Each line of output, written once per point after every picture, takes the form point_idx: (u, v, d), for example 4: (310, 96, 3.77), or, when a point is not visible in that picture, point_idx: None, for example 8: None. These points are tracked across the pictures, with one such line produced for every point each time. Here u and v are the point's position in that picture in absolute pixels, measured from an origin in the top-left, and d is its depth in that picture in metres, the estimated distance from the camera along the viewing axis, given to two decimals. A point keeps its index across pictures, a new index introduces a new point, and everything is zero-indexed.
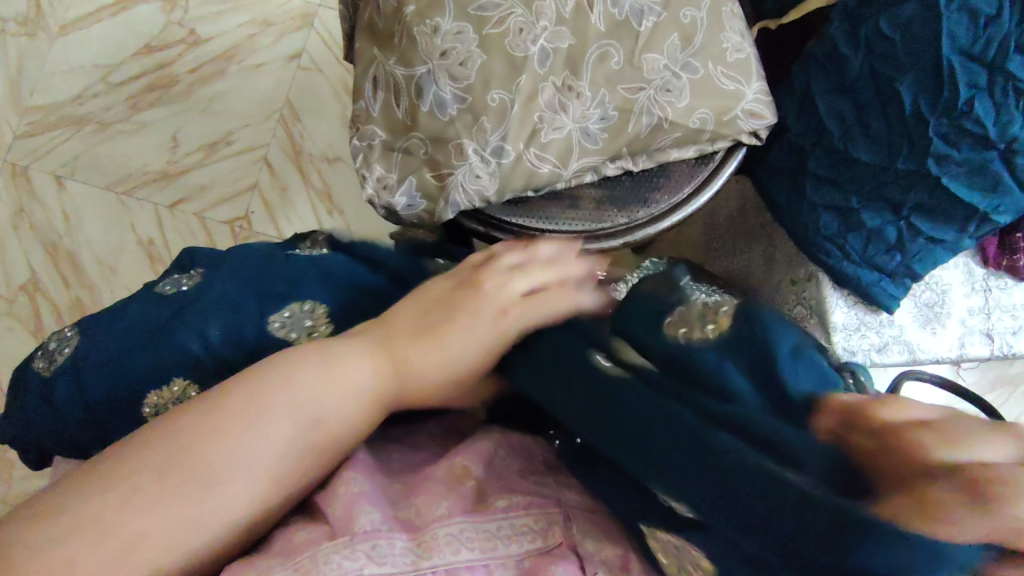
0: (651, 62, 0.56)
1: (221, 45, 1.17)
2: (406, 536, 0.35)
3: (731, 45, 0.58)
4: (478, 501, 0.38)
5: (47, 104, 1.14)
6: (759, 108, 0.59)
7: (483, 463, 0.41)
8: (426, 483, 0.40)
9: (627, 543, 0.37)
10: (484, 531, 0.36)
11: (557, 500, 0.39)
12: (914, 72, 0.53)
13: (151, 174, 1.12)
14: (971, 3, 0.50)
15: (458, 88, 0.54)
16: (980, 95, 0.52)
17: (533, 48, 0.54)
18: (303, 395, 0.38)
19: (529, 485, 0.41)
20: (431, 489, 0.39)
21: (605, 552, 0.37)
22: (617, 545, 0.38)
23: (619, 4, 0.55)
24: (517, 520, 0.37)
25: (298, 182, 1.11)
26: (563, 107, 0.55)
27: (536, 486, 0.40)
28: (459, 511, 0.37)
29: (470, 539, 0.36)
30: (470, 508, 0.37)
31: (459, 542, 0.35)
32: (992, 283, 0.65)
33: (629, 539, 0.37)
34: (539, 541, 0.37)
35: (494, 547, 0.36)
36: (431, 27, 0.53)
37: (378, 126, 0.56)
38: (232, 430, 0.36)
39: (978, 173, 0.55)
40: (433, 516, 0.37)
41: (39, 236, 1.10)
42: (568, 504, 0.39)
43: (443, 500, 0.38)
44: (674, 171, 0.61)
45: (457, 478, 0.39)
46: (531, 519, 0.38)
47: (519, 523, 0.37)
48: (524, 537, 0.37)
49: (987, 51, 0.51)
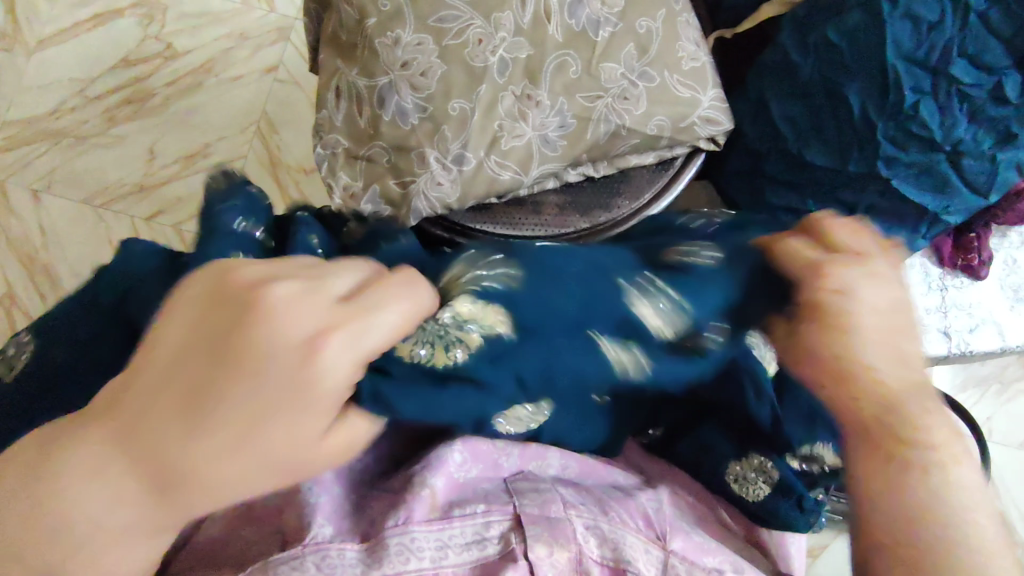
0: (608, 72, 0.57)
1: (198, 58, 1.18)
2: (356, 546, 0.38)
3: (685, 54, 0.60)
4: (436, 510, 0.41)
5: (22, 118, 1.14)
6: (715, 115, 0.61)
7: (444, 475, 0.42)
8: (385, 496, 0.42)
9: (582, 523, 0.42)
10: (437, 540, 0.39)
11: (511, 507, 0.41)
12: (860, 79, 0.55)
13: (131, 188, 1.13)
14: (913, 10, 0.52)
15: (419, 98, 0.55)
16: (925, 99, 0.53)
17: (492, 58, 0.55)
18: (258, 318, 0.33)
19: (488, 494, 0.43)
20: (389, 502, 0.41)
21: (556, 556, 0.39)
22: (567, 547, 0.40)
23: (575, 16, 0.56)
24: (470, 527, 0.40)
25: (275, 192, 1.14)
26: (522, 115, 0.56)
27: (492, 496, 0.43)
28: (414, 520, 0.39)
29: (421, 547, 0.38)
30: (426, 516, 0.40)
31: (409, 552, 0.38)
32: (949, 282, 0.68)
33: (587, 526, 0.42)
34: (491, 546, 0.40)
35: (444, 555, 0.38)
36: (391, 39, 0.54)
37: (342, 135, 0.57)
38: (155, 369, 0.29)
39: (927, 174, 0.56)
40: (386, 526, 0.39)
41: (15, 250, 1.10)
42: (523, 509, 0.41)
43: (398, 510, 0.40)
44: (635, 177, 0.63)
45: (412, 488, 0.41)
46: (486, 525, 0.40)
47: (471, 529, 0.40)
48: (477, 544, 0.40)
49: (931, 55, 0.52)
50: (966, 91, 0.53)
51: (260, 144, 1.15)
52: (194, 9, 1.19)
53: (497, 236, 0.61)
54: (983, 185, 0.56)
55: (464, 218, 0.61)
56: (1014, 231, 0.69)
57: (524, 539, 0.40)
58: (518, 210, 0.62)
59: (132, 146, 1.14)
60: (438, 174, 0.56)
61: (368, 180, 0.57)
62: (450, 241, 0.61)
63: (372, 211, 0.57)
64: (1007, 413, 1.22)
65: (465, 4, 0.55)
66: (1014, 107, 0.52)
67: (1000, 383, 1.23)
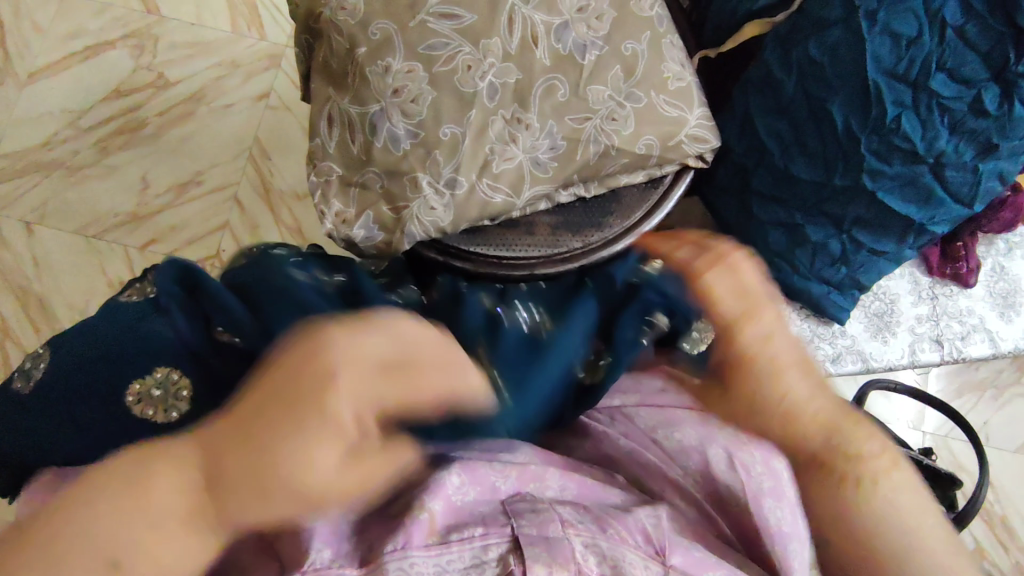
0: (596, 94, 0.58)
1: (189, 87, 1.19)
2: (355, 570, 0.40)
3: (671, 74, 0.61)
4: (434, 534, 0.43)
5: (14, 151, 1.15)
6: (702, 133, 0.62)
7: (443, 497, 0.45)
8: (386, 520, 0.44)
9: (581, 542, 0.44)
10: (435, 564, 0.41)
11: (509, 530, 0.44)
12: (842, 94, 0.56)
13: (124, 217, 1.13)
14: (892, 27, 0.53)
15: (410, 124, 0.56)
16: (906, 113, 0.54)
17: (481, 83, 0.56)
18: (291, 456, 0.37)
19: (487, 519, 0.45)
20: (388, 527, 0.43)
21: None
22: (566, 567, 0.42)
23: (562, 40, 0.58)
24: (469, 551, 0.43)
25: (269, 219, 1.14)
26: (513, 138, 0.57)
27: (494, 519, 0.45)
28: (413, 546, 0.41)
29: (420, 572, 0.40)
30: (425, 541, 0.42)
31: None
32: (938, 290, 0.68)
33: (584, 544, 0.44)
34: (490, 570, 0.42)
35: None
36: (382, 67, 0.56)
37: (335, 161, 0.58)
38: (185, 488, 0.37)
39: (912, 186, 0.57)
40: (384, 551, 0.41)
41: (7, 283, 1.10)
42: (522, 531, 0.43)
43: (395, 536, 0.41)
44: (626, 196, 0.64)
45: (412, 511, 0.43)
46: (485, 549, 0.43)
47: (470, 553, 0.43)
48: (476, 567, 0.42)
49: (910, 71, 0.53)
50: (945, 105, 0.54)
51: (252, 170, 1.16)
52: (186, 40, 1.20)
53: (491, 258, 0.61)
54: (966, 195, 0.57)
55: (459, 242, 0.61)
56: (1000, 239, 0.70)
57: (522, 561, 0.42)
58: (511, 232, 0.62)
59: (125, 175, 1.15)
60: (431, 200, 0.56)
61: (361, 206, 0.57)
62: (445, 264, 0.62)
63: (368, 237, 0.57)
64: (1004, 418, 1.23)
65: (453, 31, 0.56)
66: (991, 118, 0.53)
67: (994, 388, 1.24)
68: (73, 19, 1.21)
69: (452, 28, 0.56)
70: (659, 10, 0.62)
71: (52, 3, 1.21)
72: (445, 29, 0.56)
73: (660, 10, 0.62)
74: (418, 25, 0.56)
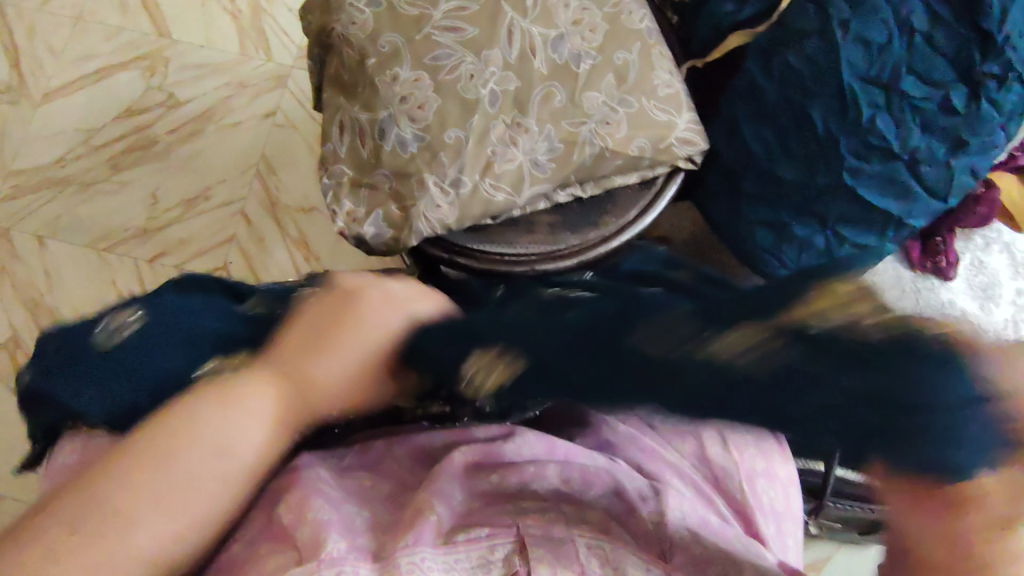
0: (590, 100, 0.62)
1: (199, 107, 1.23)
2: (368, 565, 0.39)
3: (661, 82, 0.65)
4: (442, 535, 0.43)
5: (28, 168, 1.19)
6: (691, 136, 0.66)
7: (447, 502, 0.45)
8: (396, 521, 0.43)
9: (588, 544, 0.44)
10: (443, 563, 0.41)
11: (515, 531, 0.44)
12: (820, 97, 0.60)
13: (134, 231, 1.16)
14: (864, 34, 0.57)
15: (417, 129, 0.59)
16: (881, 113, 0.58)
17: (483, 91, 0.60)
18: (244, 433, 0.41)
19: (493, 518, 0.45)
20: (399, 527, 0.43)
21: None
22: (571, 568, 0.42)
23: (558, 51, 0.62)
24: (476, 551, 0.42)
25: (275, 232, 1.17)
26: (513, 141, 0.61)
27: (499, 519, 0.45)
28: (423, 542, 0.41)
29: (429, 568, 0.40)
30: (434, 540, 0.42)
31: (417, 568, 0.40)
32: (921, 285, 0.72)
33: (590, 546, 0.44)
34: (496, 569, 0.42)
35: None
36: (391, 76, 0.60)
37: (346, 165, 0.61)
38: (192, 470, 0.39)
39: (889, 181, 0.61)
40: (396, 548, 0.40)
41: (19, 295, 1.13)
42: (527, 532, 0.44)
43: (407, 533, 0.42)
44: (621, 196, 0.67)
45: (422, 511, 0.43)
46: (491, 549, 0.43)
47: (476, 553, 0.42)
48: (481, 568, 0.42)
49: (882, 75, 0.57)
50: (917, 105, 0.57)
51: (259, 186, 1.19)
52: (195, 61, 1.25)
53: (494, 255, 0.65)
54: (941, 189, 0.61)
55: (464, 240, 0.64)
56: (977, 235, 0.74)
57: (526, 561, 0.42)
58: (512, 230, 0.65)
59: (136, 191, 1.18)
60: (436, 198, 0.59)
61: (371, 205, 0.60)
62: (450, 261, 0.65)
63: (377, 235, 0.60)
64: None
65: (457, 43, 0.60)
66: (961, 115, 0.57)
67: None
68: (87, 43, 1.26)
69: (456, 41, 0.60)
70: (648, 23, 0.66)
71: (67, 28, 1.26)
72: (450, 41, 0.60)
73: (649, 23, 0.67)
74: (424, 38, 0.60)
